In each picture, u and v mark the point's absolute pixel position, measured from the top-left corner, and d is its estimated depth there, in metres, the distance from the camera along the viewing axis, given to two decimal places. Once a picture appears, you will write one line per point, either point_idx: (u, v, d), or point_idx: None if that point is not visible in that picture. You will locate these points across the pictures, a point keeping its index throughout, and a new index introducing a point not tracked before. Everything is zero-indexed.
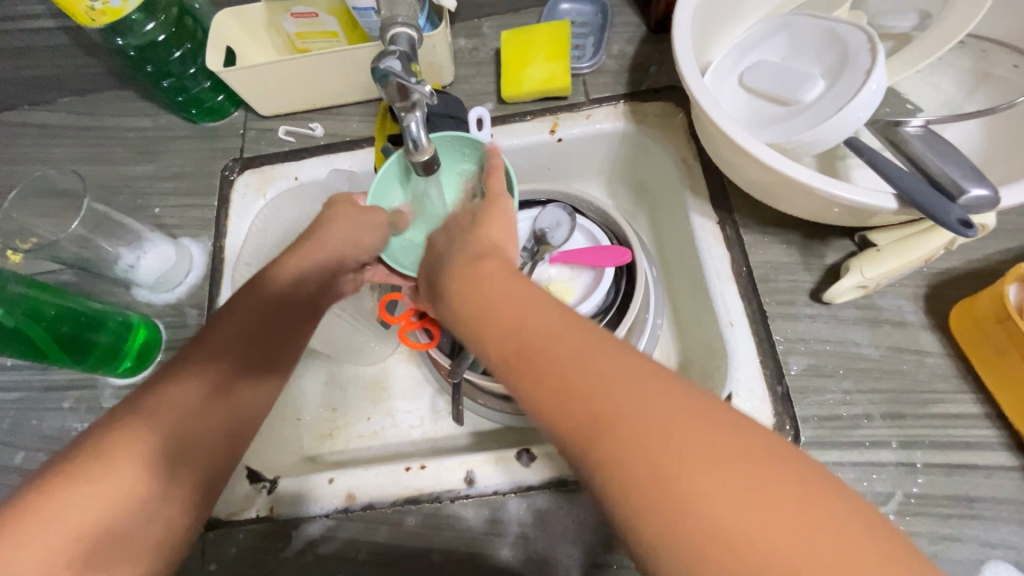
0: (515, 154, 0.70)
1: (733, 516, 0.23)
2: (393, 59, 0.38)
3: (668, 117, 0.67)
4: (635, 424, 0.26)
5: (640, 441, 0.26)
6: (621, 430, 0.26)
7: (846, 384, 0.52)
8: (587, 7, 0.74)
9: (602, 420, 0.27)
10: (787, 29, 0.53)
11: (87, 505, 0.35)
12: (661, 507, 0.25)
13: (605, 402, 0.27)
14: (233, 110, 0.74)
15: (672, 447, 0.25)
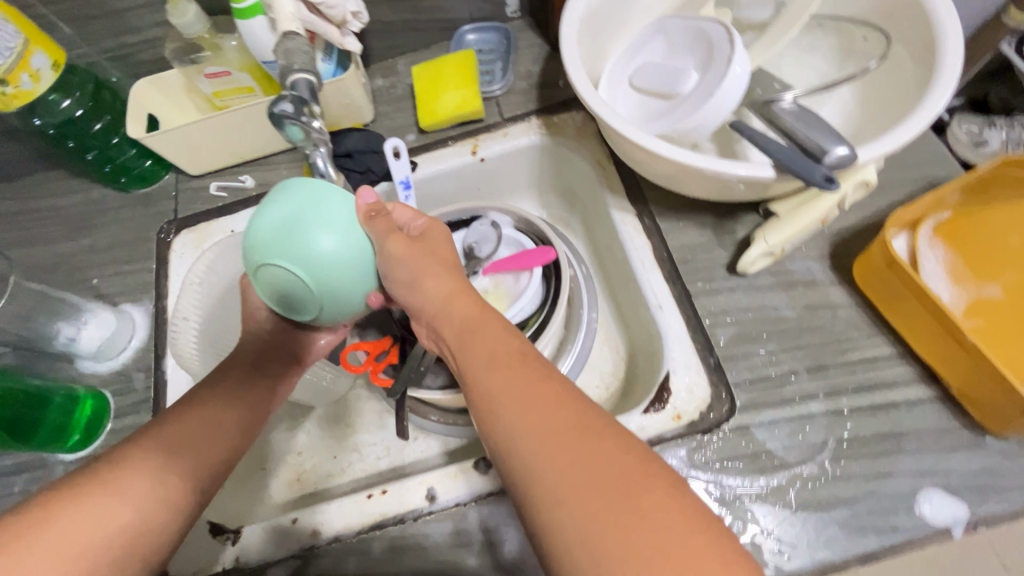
0: (442, 178, 0.73)
1: (625, 513, 0.30)
2: (285, 102, 0.42)
3: (579, 125, 0.72)
4: (563, 437, 0.33)
5: (567, 446, 0.32)
6: (551, 436, 0.33)
7: (771, 346, 0.55)
8: (492, 35, 0.79)
9: (534, 427, 0.34)
10: (662, 32, 0.58)
11: (100, 508, 0.36)
12: (546, 474, 0.32)
13: (537, 414, 0.34)
14: (163, 173, 0.76)
15: (587, 457, 0.32)
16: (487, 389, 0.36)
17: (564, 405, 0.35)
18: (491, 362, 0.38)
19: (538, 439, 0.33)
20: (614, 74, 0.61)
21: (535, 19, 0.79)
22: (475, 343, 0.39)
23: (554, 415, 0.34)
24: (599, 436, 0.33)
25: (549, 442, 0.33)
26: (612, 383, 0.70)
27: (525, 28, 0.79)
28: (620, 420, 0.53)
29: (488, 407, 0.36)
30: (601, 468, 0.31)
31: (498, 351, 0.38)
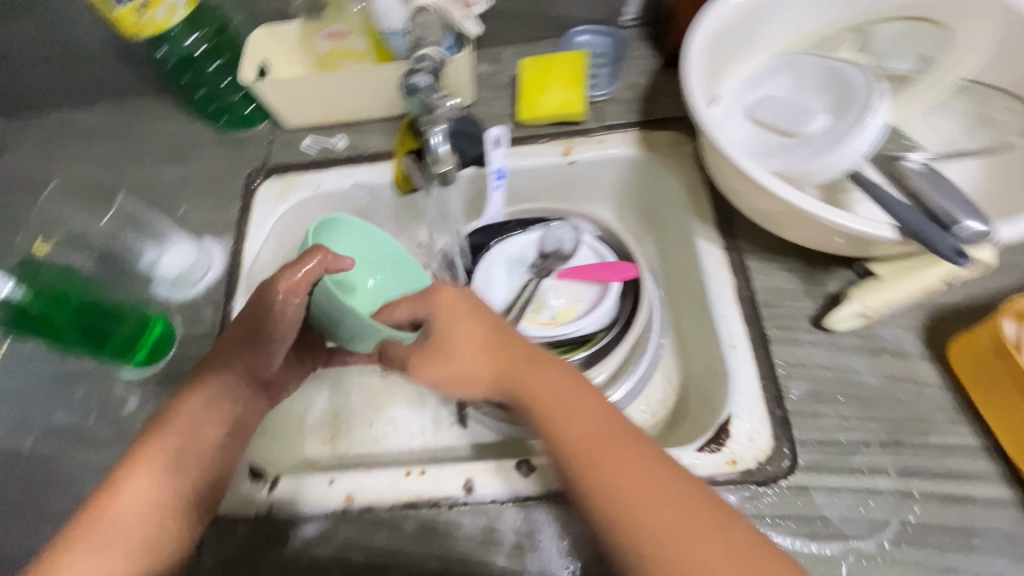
0: (529, 174, 0.73)
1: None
2: (422, 72, 0.42)
3: (677, 145, 0.70)
4: (665, 528, 0.36)
5: (672, 537, 0.35)
6: (642, 503, 0.37)
7: (846, 410, 0.53)
8: (603, 40, 0.76)
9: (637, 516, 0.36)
10: (793, 67, 0.57)
11: (111, 526, 0.45)
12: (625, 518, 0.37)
13: (642, 501, 0.37)
14: (261, 120, 0.78)
15: (699, 543, 0.35)
16: (584, 474, 0.39)
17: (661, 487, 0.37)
18: (587, 447, 0.40)
19: (648, 530, 0.36)
20: (732, 100, 0.59)
21: (650, 32, 0.77)
22: (537, 386, 0.44)
23: (649, 503, 0.37)
24: (698, 517, 0.36)
25: (655, 536, 0.36)
26: (660, 411, 0.68)
27: (639, 38, 0.77)
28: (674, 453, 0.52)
29: (590, 496, 0.38)
30: (710, 553, 0.35)
31: (593, 428, 0.41)
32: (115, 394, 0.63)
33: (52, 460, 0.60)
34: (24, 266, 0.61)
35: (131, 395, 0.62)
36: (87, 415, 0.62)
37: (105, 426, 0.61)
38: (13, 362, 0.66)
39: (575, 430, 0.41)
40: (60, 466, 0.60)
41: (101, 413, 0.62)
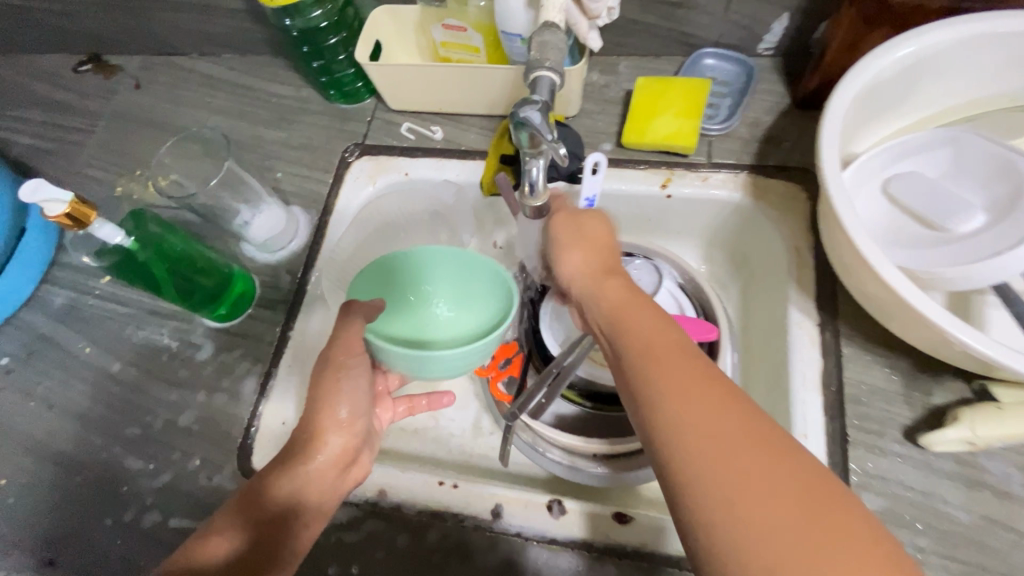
0: (620, 200, 0.69)
1: (767, 516, 0.31)
2: (533, 109, 0.38)
3: (790, 198, 0.64)
4: (712, 441, 0.34)
5: (718, 448, 0.34)
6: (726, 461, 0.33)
7: (923, 542, 0.47)
8: (730, 67, 0.71)
9: (692, 424, 0.35)
10: (954, 145, 0.51)
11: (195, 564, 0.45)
12: (694, 463, 0.34)
13: (695, 415, 0.36)
14: (366, 96, 0.79)
15: (745, 459, 0.33)
16: (638, 366, 0.39)
17: (725, 408, 0.35)
18: (658, 351, 0.39)
19: (693, 438, 0.35)
20: (867, 163, 0.52)
21: (786, 66, 0.70)
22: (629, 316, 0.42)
23: (706, 414, 0.35)
24: (756, 444, 0.34)
25: (696, 447, 0.34)
26: None
27: (772, 71, 0.70)
28: None
29: (646, 396, 0.38)
30: (754, 473, 0.33)
31: (666, 338, 0.40)
32: (194, 339, 0.68)
33: (133, 387, 0.66)
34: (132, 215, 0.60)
35: (207, 343, 0.67)
36: (168, 352, 0.68)
37: (181, 366, 0.66)
38: (116, 288, 0.73)
39: (654, 341, 0.40)
40: (138, 393, 0.66)
41: (180, 353, 0.67)
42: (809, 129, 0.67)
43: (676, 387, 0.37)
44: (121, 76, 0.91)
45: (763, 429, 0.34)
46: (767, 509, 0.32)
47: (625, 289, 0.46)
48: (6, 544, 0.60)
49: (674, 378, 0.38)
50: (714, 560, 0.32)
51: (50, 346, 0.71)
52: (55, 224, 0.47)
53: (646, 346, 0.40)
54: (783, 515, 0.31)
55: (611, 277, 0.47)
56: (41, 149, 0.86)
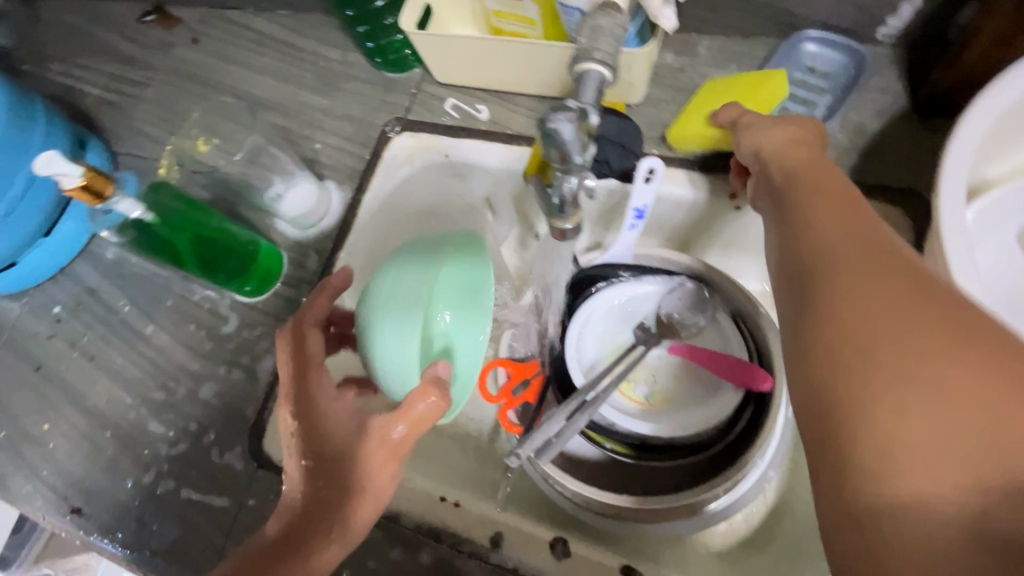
0: (681, 208, 0.59)
1: (941, 442, 0.26)
2: (565, 122, 0.33)
3: (889, 225, 0.52)
4: (904, 341, 0.28)
5: (914, 347, 0.28)
6: (906, 347, 0.28)
7: None
8: (835, 56, 0.58)
9: (885, 320, 0.29)
10: None
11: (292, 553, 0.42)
12: (863, 342, 0.29)
13: (894, 302, 0.30)
14: (413, 66, 0.73)
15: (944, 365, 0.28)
16: (815, 248, 0.35)
17: (941, 312, 0.29)
18: (857, 247, 0.33)
19: (883, 328, 0.29)
20: (994, 210, 0.45)
21: (909, 58, 0.57)
22: (826, 208, 0.37)
23: (909, 305, 0.30)
24: (968, 365, 0.27)
25: (880, 343, 0.29)
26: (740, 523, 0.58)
27: (889, 63, 0.57)
28: None
29: (826, 268, 0.33)
30: (952, 380, 0.27)
31: (877, 245, 0.34)
32: (221, 310, 0.67)
33: (161, 351, 0.67)
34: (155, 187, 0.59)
35: (232, 317, 0.67)
36: (195, 320, 0.68)
37: (207, 336, 0.67)
38: None
39: (851, 241, 0.34)
40: (166, 359, 0.67)
41: (207, 323, 0.67)
42: (927, 142, 0.54)
43: (876, 279, 0.31)
44: (180, 29, 0.90)
45: (992, 353, 0.28)
46: (951, 431, 0.26)
47: (825, 185, 0.40)
48: (44, 485, 0.64)
49: (862, 259, 0.33)
50: (849, 468, 0.27)
51: (94, 300, 0.73)
52: (79, 196, 0.47)
53: (845, 244, 0.34)
54: (968, 447, 0.26)
55: (819, 180, 0.40)
56: (104, 101, 0.88)
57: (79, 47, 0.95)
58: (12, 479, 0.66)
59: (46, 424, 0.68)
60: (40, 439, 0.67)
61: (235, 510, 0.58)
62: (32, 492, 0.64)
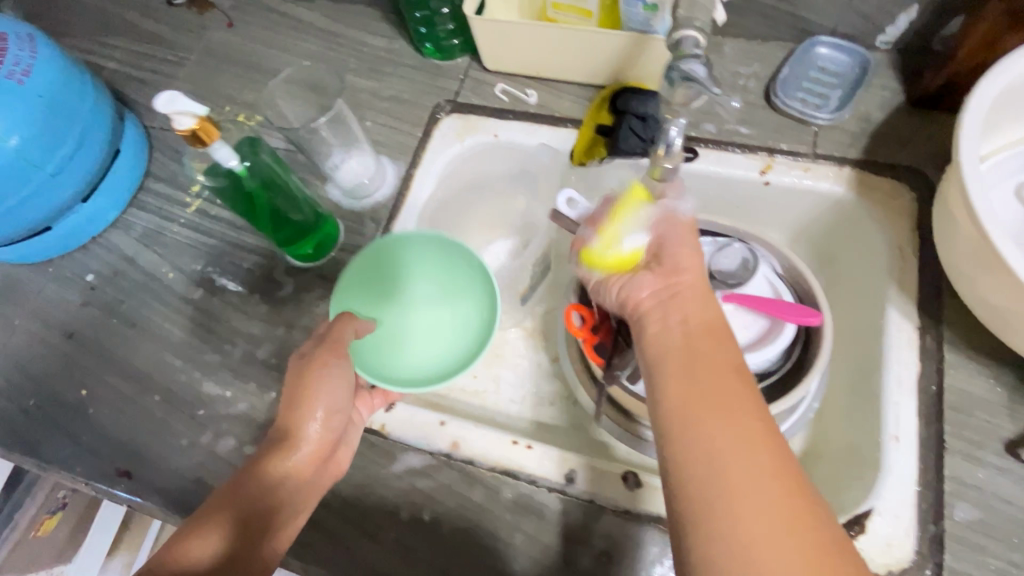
0: (715, 183, 0.67)
1: (746, 469, 0.39)
2: (699, 66, 0.40)
3: (894, 196, 0.62)
4: (723, 391, 0.42)
5: (718, 401, 0.42)
6: (727, 453, 0.40)
7: (1015, 554, 0.47)
8: (843, 57, 0.68)
9: (707, 379, 0.43)
10: None
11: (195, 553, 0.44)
12: (702, 452, 0.40)
13: (714, 365, 0.44)
14: (461, 55, 0.78)
15: (748, 402, 0.42)
16: (679, 360, 0.45)
17: (748, 406, 0.41)
18: (703, 364, 0.44)
19: (710, 381, 0.43)
20: (1000, 169, 0.54)
21: (903, 62, 0.67)
22: (694, 307, 0.47)
23: (738, 434, 0.40)
24: (770, 441, 0.40)
25: (697, 395, 0.42)
26: None
27: (887, 66, 0.68)
28: None
29: (693, 374, 0.44)
30: (755, 471, 0.39)
31: (706, 319, 0.46)
32: (276, 276, 0.69)
33: (214, 316, 0.68)
34: (247, 141, 0.60)
35: (289, 282, 0.68)
36: (250, 286, 0.69)
37: (263, 300, 0.68)
38: (200, 219, 0.74)
39: (674, 311, 0.47)
40: (220, 323, 0.67)
41: (262, 288, 0.68)
42: (924, 130, 0.64)
43: (732, 374, 0.43)
44: (210, 11, 0.91)
45: (757, 408, 0.41)
46: (749, 467, 0.39)
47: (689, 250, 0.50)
48: (86, 452, 0.62)
49: (717, 399, 0.42)
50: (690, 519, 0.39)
51: (134, 269, 0.72)
52: (181, 139, 0.48)
53: (686, 317, 0.47)
54: (783, 496, 0.38)
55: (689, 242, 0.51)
56: (128, 77, 0.87)
57: (93, 22, 0.93)
58: (50, 448, 0.63)
59: (83, 391, 0.65)
60: (77, 406, 0.65)
61: None
62: (73, 460, 0.62)
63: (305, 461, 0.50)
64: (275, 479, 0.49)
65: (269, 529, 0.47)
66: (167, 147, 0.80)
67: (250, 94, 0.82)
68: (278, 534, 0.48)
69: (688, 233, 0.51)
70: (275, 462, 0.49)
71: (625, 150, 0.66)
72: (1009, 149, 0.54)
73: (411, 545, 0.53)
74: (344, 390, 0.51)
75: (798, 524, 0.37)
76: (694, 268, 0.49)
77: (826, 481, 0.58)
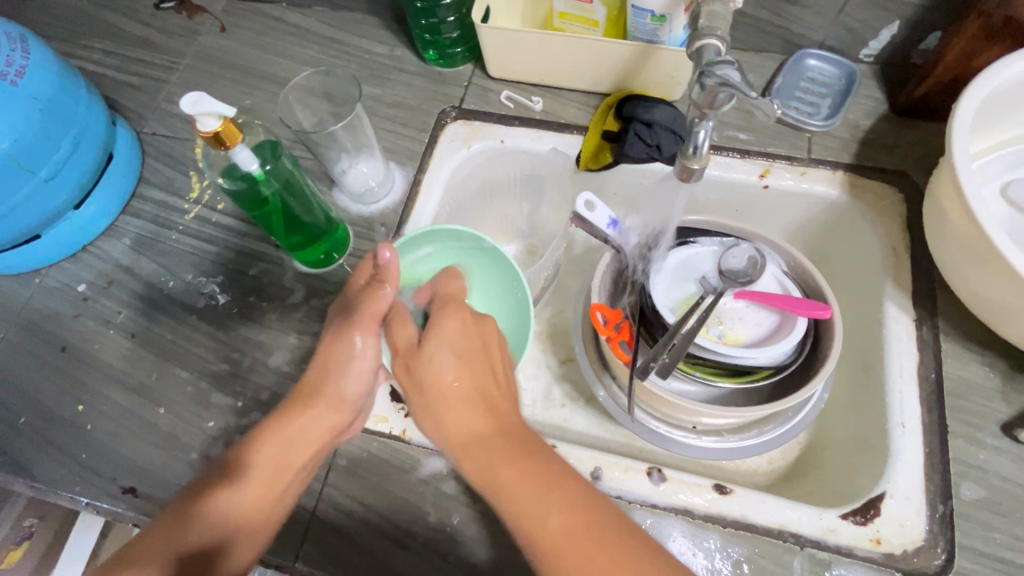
0: (716, 187, 0.70)
1: (584, 564, 0.37)
2: (731, 69, 0.43)
3: (885, 198, 0.65)
4: (529, 481, 0.41)
5: (494, 470, 0.42)
6: (541, 517, 0.39)
7: (1018, 529, 0.50)
8: (830, 69, 0.72)
9: (503, 473, 0.42)
10: None
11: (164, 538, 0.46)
12: (531, 537, 0.39)
13: (502, 453, 0.43)
14: (464, 63, 0.79)
15: (517, 469, 0.41)
16: (468, 427, 0.45)
17: (547, 469, 0.41)
18: (475, 434, 0.44)
19: (490, 474, 0.42)
20: (987, 171, 0.59)
21: (886, 73, 0.72)
22: (422, 362, 0.48)
23: (552, 499, 0.40)
24: (575, 500, 0.40)
25: (513, 495, 0.41)
26: (777, 460, 0.66)
27: (872, 76, 0.72)
28: (815, 511, 0.52)
29: (478, 438, 0.44)
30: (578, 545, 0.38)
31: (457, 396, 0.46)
32: (284, 283, 0.67)
33: (219, 325, 0.66)
34: (268, 145, 0.60)
35: (298, 288, 0.67)
36: (256, 294, 0.67)
37: (272, 308, 0.66)
38: (200, 225, 0.72)
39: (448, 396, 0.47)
40: (226, 332, 0.65)
41: (270, 296, 0.67)
42: (909, 136, 0.68)
43: (505, 434, 0.44)
44: (202, 16, 0.89)
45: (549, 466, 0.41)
46: (587, 555, 0.37)
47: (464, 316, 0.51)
48: (86, 469, 0.60)
49: (514, 470, 0.41)
50: None
51: (130, 277, 0.70)
52: (202, 140, 0.50)
53: (443, 396, 0.47)
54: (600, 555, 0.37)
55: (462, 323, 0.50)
56: (116, 82, 0.84)
57: (75, 25, 0.89)
58: (46, 466, 0.60)
59: (80, 406, 0.63)
60: (74, 422, 0.62)
61: (323, 472, 0.57)
62: (72, 478, 0.59)
63: (307, 441, 0.53)
64: (269, 459, 0.51)
65: (247, 503, 0.50)
66: (161, 153, 0.78)
67: (248, 99, 0.81)
68: (255, 512, 0.50)
69: (454, 337, 0.49)
70: (276, 445, 0.52)
71: (632, 155, 0.68)
72: (995, 151, 0.59)
73: (440, 550, 0.53)
74: (367, 371, 0.53)
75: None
76: (449, 384, 0.47)
77: (833, 470, 0.60)
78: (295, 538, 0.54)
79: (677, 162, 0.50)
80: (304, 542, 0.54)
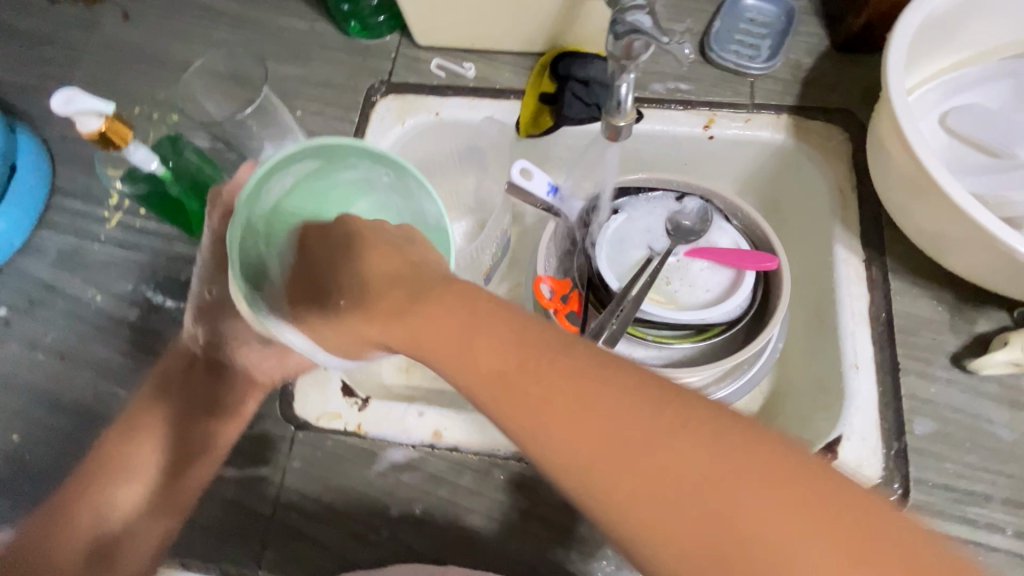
0: (662, 143, 0.68)
1: (662, 462, 0.26)
2: (642, 16, 0.41)
3: (830, 139, 0.64)
4: (570, 379, 0.29)
5: (556, 394, 0.29)
6: (566, 400, 0.28)
7: (971, 458, 0.51)
8: (769, 7, 0.69)
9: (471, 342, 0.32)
10: (1001, 83, 0.57)
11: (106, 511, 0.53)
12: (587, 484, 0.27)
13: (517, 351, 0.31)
14: (389, 33, 0.74)
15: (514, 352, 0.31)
16: (477, 365, 0.31)
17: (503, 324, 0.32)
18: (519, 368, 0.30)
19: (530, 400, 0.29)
20: (925, 101, 0.58)
21: (824, 9, 0.69)
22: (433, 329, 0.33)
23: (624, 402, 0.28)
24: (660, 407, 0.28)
25: (543, 394, 0.29)
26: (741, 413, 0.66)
27: (812, 12, 0.69)
28: None
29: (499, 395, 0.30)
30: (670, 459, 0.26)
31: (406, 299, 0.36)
32: None
33: (154, 337, 0.63)
34: (169, 141, 0.57)
35: None
36: None
37: None
38: (124, 233, 0.68)
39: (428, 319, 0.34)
40: (165, 342, 0.62)
41: None
42: (851, 72, 0.66)
43: (536, 359, 0.30)
44: (103, 5, 0.81)
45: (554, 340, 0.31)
46: (671, 473, 0.26)
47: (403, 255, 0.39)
48: (29, 501, 0.57)
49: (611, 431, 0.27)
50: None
51: (53, 296, 0.66)
52: (90, 141, 0.48)
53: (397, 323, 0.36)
54: (685, 444, 0.26)
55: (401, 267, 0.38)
56: (14, 86, 0.77)
57: None
58: None
59: (14, 436, 0.60)
60: (11, 454, 0.59)
61: (280, 475, 0.55)
62: (17, 512, 0.57)
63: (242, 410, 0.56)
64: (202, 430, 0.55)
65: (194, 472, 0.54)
66: (72, 159, 0.72)
67: (160, 92, 0.75)
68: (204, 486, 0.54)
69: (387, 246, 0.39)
70: (212, 416, 0.55)
71: (572, 117, 0.67)
72: (931, 83, 0.58)
73: (403, 541, 0.52)
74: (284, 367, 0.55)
75: (657, 419, 0.27)
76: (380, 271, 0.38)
77: (794, 416, 0.61)
78: (253, 546, 0.53)
79: (604, 120, 0.49)
80: (264, 549, 0.52)
